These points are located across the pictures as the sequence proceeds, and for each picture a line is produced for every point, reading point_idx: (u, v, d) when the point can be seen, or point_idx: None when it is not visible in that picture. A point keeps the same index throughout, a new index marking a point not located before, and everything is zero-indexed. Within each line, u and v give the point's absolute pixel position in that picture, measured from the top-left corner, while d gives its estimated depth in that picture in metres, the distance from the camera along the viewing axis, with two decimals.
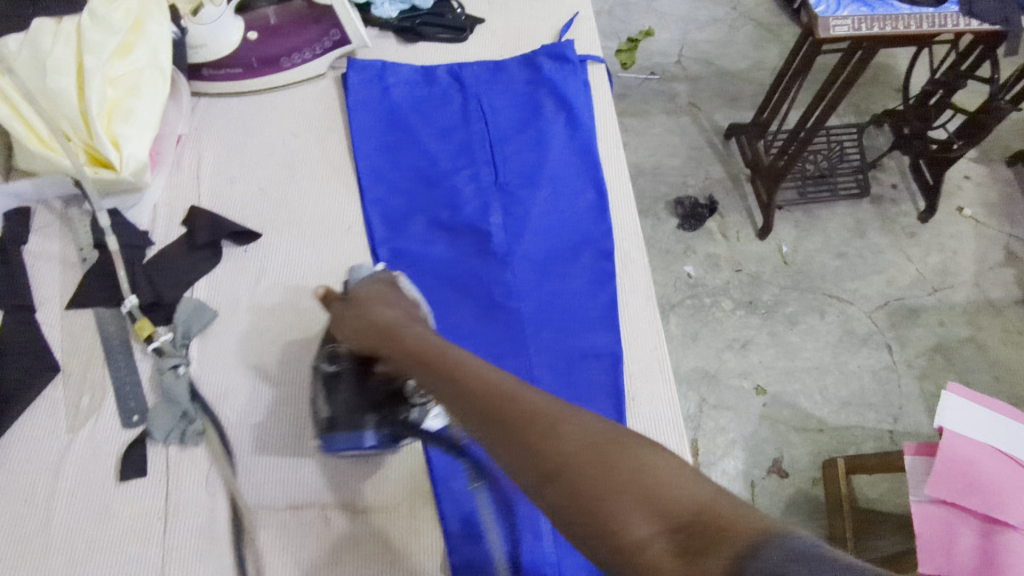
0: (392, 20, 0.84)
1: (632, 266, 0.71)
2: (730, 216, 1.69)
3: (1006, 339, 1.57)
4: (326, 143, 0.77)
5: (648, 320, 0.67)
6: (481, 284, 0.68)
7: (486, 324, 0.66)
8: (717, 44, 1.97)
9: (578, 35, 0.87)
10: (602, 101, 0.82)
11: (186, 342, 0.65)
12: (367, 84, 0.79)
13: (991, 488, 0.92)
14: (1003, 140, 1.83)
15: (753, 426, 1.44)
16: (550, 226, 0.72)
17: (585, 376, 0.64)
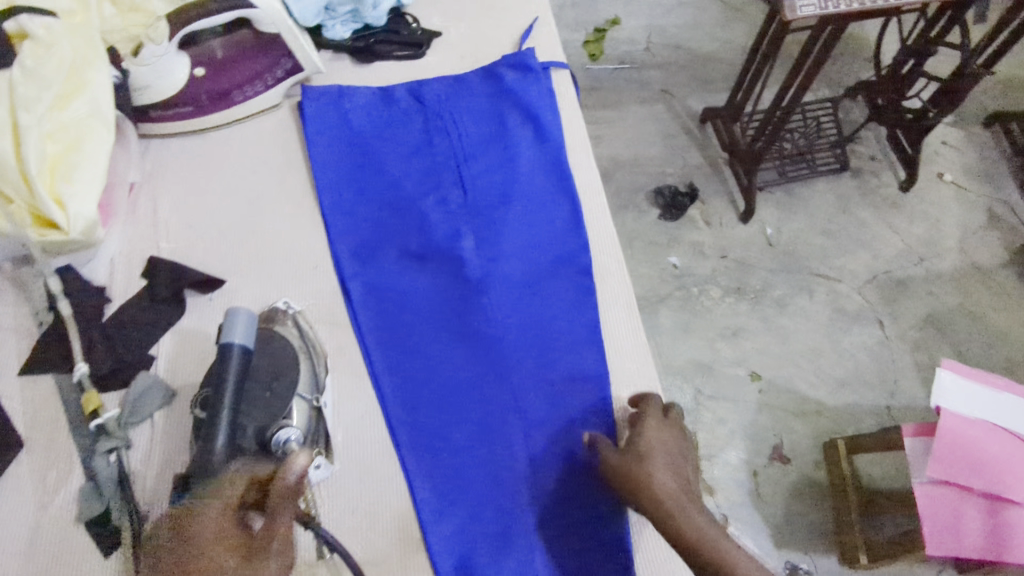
0: (346, 41, 0.81)
1: (612, 279, 0.68)
2: (712, 202, 1.67)
3: (996, 303, 1.57)
4: (286, 176, 0.74)
5: (634, 336, 0.66)
6: (460, 315, 0.67)
7: (466, 357, 0.65)
8: (686, 27, 1.94)
9: (538, 40, 0.84)
10: (569, 106, 0.79)
11: (132, 422, 0.61)
12: (323, 110, 0.76)
13: (997, 466, 0.91)
14: (978, 102, 1.82)
15: (751, 414, 1.42)
16: (525, 245, 0.70)
17: (574, 401, 0.63)
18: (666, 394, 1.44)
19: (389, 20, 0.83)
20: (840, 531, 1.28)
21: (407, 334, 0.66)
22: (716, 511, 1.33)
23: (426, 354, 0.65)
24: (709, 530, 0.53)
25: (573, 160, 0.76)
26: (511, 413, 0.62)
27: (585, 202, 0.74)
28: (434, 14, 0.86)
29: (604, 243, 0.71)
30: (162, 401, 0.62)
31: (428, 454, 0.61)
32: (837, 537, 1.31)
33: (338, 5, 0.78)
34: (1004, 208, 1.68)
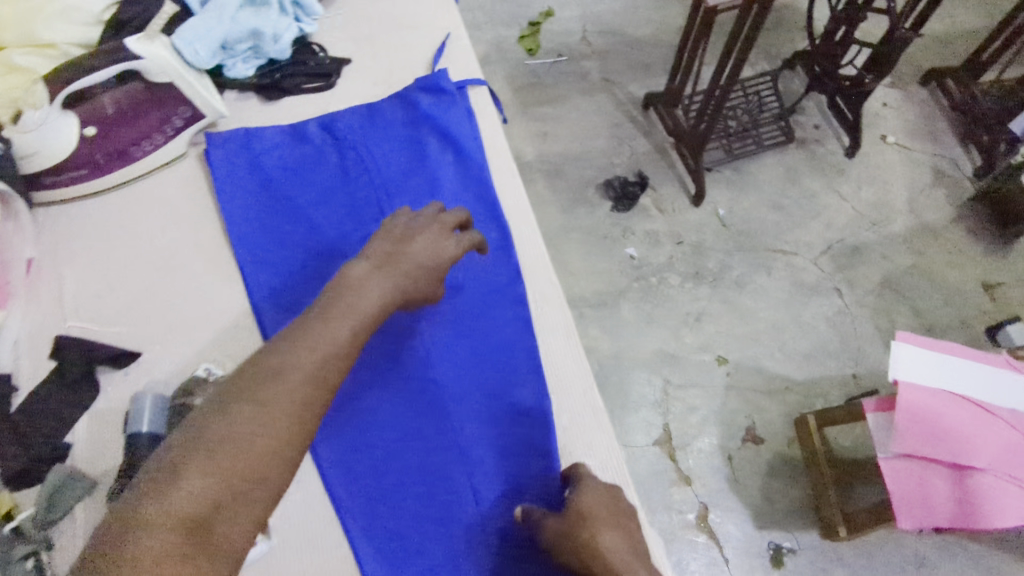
0: (250, 79, 0.80)
1: (549, 313, 0.74)
2: (662, 188, 1.66)
3: (949, 260, 1.58)
4: (199, 231, 0.73)
5: (574, 365, 0.72)
6: (399, 362, 0.70)
7: (410, 404, 0.69)
8: (620, 13, 1.92)
9: (452, 57, 0.85)
10: (490, 128, 0.82)
11: (51, 521, 0.58)
12: (232, 157, 0.75)
13: (958, 434, 0.92)
14: (913, 60, 1.83)
15: (721, 398, 1.43)
16: (457, 286, 0.75)
17: (519, 434, 0.68)
18: (635, 387, 1.43)
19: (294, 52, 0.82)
20: (818, 505, 1.29)
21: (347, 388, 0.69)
22: (695, 500, 1.33)
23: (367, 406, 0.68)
24: None
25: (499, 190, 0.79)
26: (456, 456, 0.67)
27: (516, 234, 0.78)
28: (342, 41, 0.86)
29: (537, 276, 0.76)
30: (83, 493, 0.59)
31: (377, 504, 0.64)
32: (815, 512, 1.31)
33: (235, 43, 0.77)
34: (947, 164, 1.70)
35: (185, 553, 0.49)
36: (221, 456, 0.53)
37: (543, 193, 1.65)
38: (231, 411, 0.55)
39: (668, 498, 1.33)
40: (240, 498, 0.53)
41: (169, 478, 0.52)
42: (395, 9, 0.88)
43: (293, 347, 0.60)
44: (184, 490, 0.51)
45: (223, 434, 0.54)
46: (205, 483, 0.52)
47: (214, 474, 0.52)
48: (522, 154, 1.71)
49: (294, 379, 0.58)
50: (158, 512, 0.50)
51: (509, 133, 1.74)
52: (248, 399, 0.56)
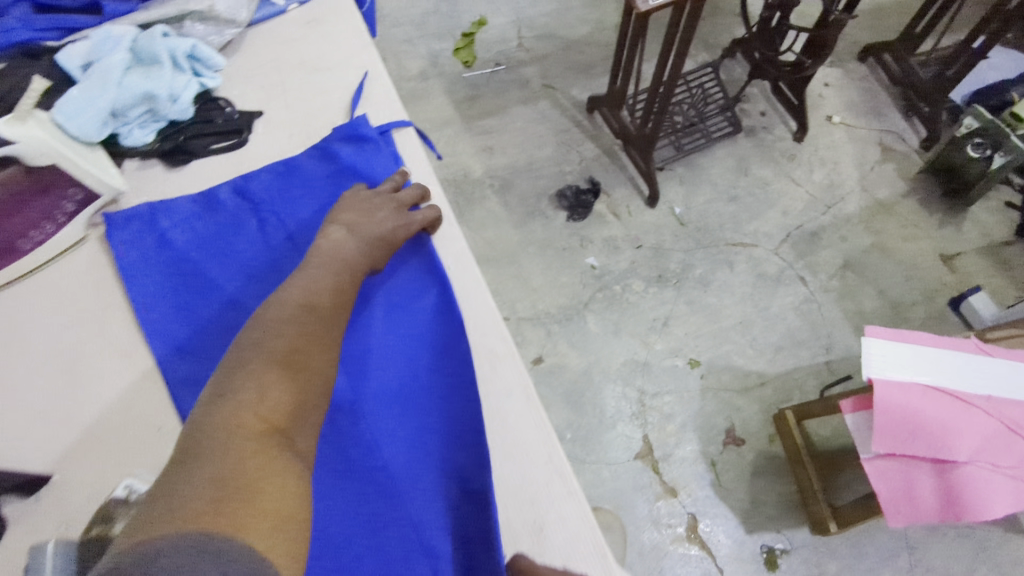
0: (150, 145, 0.79)
1: (506, 366, 0.68)
2: (615, 192, 1.63)
3: (905, 235, 1.57)
4: (108, 325, 0.68)
5: (536, 427, 0.65)
6: (338, 450, 0.62)
7: (354, 498, 0.60)
8: (554, 15, 1.88)
9: (369, 100, 0.86)
10: (420, 166, 0.81)
11: None
12: (139, 236, 0.72)
13: (938, 429, 0.89)
14: (849, 37, 1.84)
15: (698, 402, 1.39)
16: (396, 349, 0.68)
17: (480, 517, 0.59)
18: (609, 401, 1.39)
19: (200, 110, 0.83)
20: (804, 500, 1.26)
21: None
22: (683, 511, 1.29)
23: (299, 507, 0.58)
24: None
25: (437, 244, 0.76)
26: (415, 552, 0.58)
27: (459, 288, 0.73)
28: (252, 91, 0.88)
29: (486, 331, 0.70)
30: None
31: None
32: (803, 510, 1.28)
33: (127, 110, 0.76)
34: (894, 138, 1.70)
35: (277, 452, 0.51)
36: (287, 367, 0.56)
37: (495, 209, 1.60)
38: (280, 330, 0.58)
39: (655, 513, 1.29)
40: (306, 410, 0.55)
41: (241, 387, 0.53)
42: (304, 53, 0.91)
43: (314, 278, 0.64)
44: (260, 399, 0.53)
45: (280, 350, 0.57)
46: (279, 391, 0.54)
47: (283, 384, 0.55)
48: (469, 170, 1.66)
49: (325, 304, 0.62)
50: (241, 417, 0.51)
51: (454, 150, 1.68)
52: (292, 322, 0.59)
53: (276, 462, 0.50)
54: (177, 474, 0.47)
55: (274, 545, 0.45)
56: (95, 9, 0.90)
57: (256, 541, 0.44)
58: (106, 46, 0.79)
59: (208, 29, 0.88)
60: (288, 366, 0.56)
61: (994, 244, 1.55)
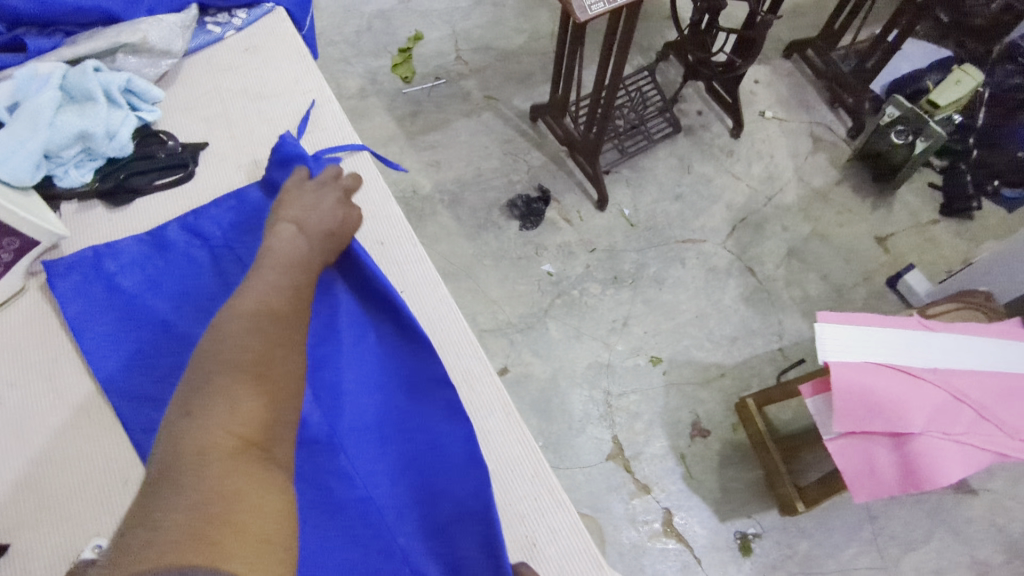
0: (88, 185, 0.77)
1: (482, 384, 0.73)
2: (565, 198, 1.65)
3: (841, 220, 1.65)
4: (58, 379, 0.67)
5: (516, 442, 0.70)
6: (326, 483, 0.65)
7: (344, 529, 0.64)
8: (489, 26, 1.89)
9: (321, 124, 0.87)
10: (376, 189, 0.83)
11: None
12: (86, 283, 0.71)
13: (892, 403, 0.93)
14: (773, 35, 1.92)
15: (662, 398, 1.42)
16: (373, 379, 0.71)
17: (466, 533, 0.64)
18: (576, 405, 1.40)
19: (141, 144, 0.81)
20: (771, 484, 1.29)
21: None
22: (657, 507, 1.31)
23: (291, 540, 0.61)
24: None
25: (406, 274, 0.79)
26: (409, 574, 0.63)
27: (431, 310, 0.77)
28: (193, 122, 0.87)
29: (458, 352, 0.74)
30: None
31: None
32: (771, 492, 1.32)
33: (61, 150, 0.75)
34: (822, 129, 1.78)
35: (257, 470, 0.49)
36: (256, 378, 0.54)
37: (447, 224, 1.60)
38: (243, 338, 0.55)
39: (631, 511, 1.30)
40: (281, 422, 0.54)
41: (214, 403, 0.51)
42: (249, 81, 0.90)
43: (270, 284, 0.61)
44: (233, 417, 0.50)
45: (244, 362, 0.54)
46: (252, 405, 0.52)
47: (255, 396, 0.53)
48: (418, 186, 1.64)
49: (284, 311, 0.60)
50: (213, 439, 0.49)
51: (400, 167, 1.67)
52: (255, 330, 0.56)
53: (256, 483, 0.48)
54: (153, 506, 0.44)
55: (262, 570, 0.42)
56: (18, 45, 0.88)
57: (241, 566, 0.41)
58: (31, 86, 0.76)
59: (142, 62, 0.86)
60: (259, 376, 0.54)
61: (922, 223, 1.64)
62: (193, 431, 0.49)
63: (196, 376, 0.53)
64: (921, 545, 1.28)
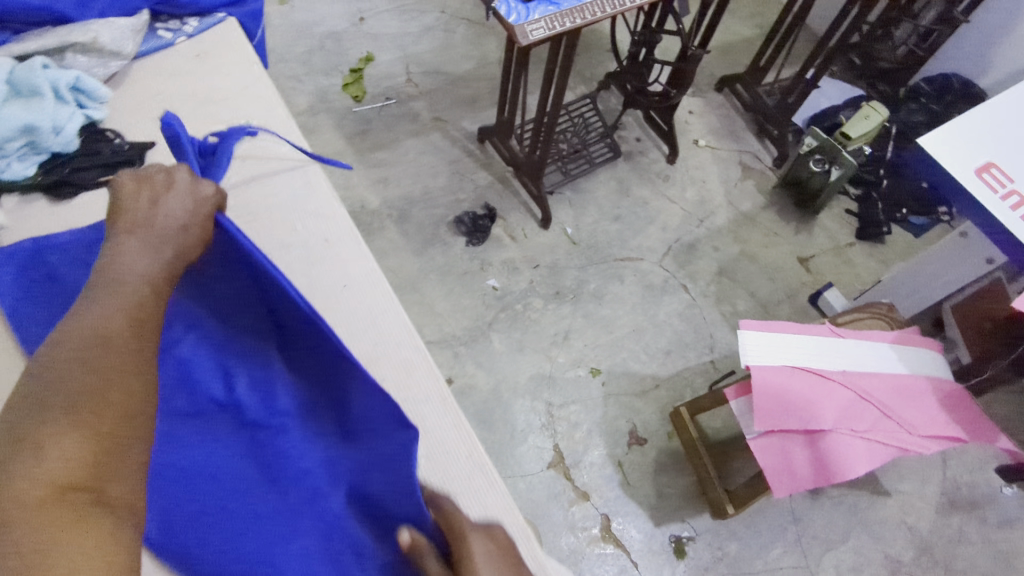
0: (33, 178, 0.80)
1: (419, 372, 0.77)
2: (510, 217, 1.70)
3: (768, 242, 1.76)
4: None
5: (455, 427, 0.74)
6: (263, 463, 0.70)
7: (279, 505, 0.67)
8: (439, 52, 1.96)
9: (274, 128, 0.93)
10: (325, 197, 0.90)
11: None
12: (22, 273, 0.72)
13: (803, 403, 1.01)
14: (707, 70, 2.06)
15: (601, 408, 1.47)
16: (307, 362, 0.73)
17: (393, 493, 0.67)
18: (519, 416, 1.44)
19: (86, 142, 0.84)
20: (703, 489, 1.35)
21: (197, 504, 0.65)
22: (596, 513, 1.35)
23: (230, 516, 0.65)
24: None
25: (352, 269, 0.83)
26: (344, 543, 0.67)
27: (375, 304, 0.81)
28: (143, 121, 0.90)
29: (398, 343, 0.79)
30: None
31: None
32: (702, 497, 1.38)
33: (5, 143, 0.77)
34: (751, 158, 1.91)
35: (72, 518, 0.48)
36: (73, 416, 0.52)
37: (394, 239, 1.63)
38: (61, 374, 0.54)
39: (571, 518, 1.34)
40: (112, 453, 0.52)
41: (22, 454, 0.49)
42: (200, 84, 0.95)
43: (103, 303, 0.58)
44: (39, 463, 0.49)
45: (64, 403, 0.52)
46: (64, 448, 0.50)
47: (69, 435, 0.51)
48: (366, 202, 1.67)
49: (120, 333, 0.57)
50: (20, 491, 0.47)
51: (348, 183, 1.69)
52: (77, 361, 0.54)
53: (72, 533, 0.47)
54: None
55: None
56: None
57: None
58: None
59: (92, 61, 0.90)
60: (72, 412, 0.52)
61: (840, 245, 1.77)
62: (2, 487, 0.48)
63: (10, 425, 0.51)
64: (840, 544, 1.36)
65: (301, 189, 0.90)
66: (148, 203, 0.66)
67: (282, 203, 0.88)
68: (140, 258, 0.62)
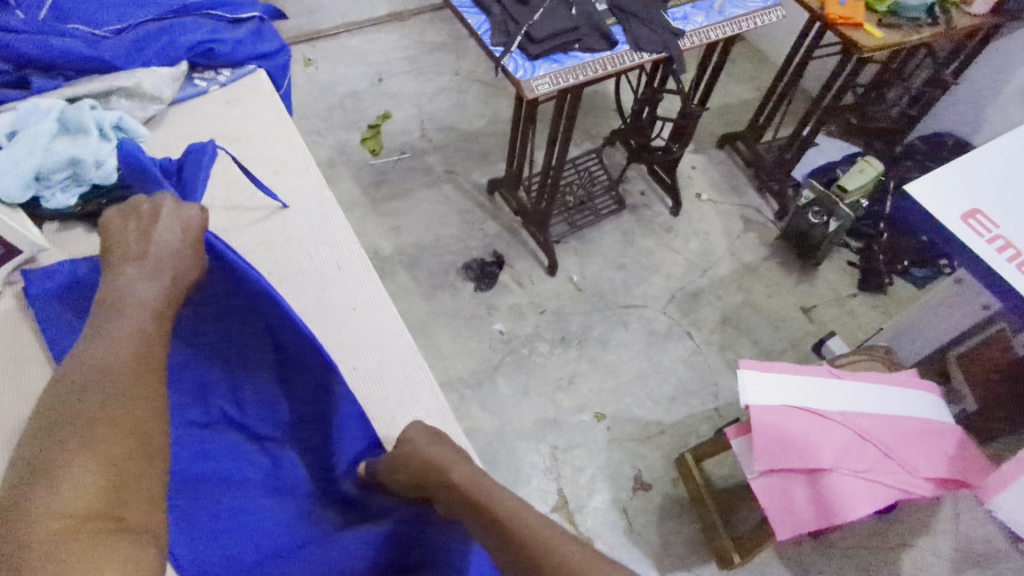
0: (72, 206, 0.90)
1: (419, 386, 0.86)
2: (517, 264, 1.76)
3: (771, 292, 1.79)
4: (25, 379, 0.78)
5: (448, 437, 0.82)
6: (266, 470, 0.81)
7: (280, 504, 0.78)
8: (452, 110, 2.07)
9: (294, 166, 1.06)
10: (338, 227, 0.99)
11: None
12: (54, 292, 0.81)
13: (803, 441, 1.03)
14: (708, 129, 2.15)
15: (605, 452, 1.47)
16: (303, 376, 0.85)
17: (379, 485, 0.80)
18: (523, 459, 1.44)
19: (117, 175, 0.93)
20: (708, 537, 1.33)
21: (210, 501, 0.75)
22: None
23: (238, 511, 0.75)
24: (447, 456, 0.69)
25: (360, 295, 0.92)
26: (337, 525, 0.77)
27: (378, 328, 0.90)
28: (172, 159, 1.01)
29: (401, 362, 0.88)
30: None
31: None
32: (708, 546, 1.36)
33: (51, 173, 0.87)
34: (752, 212, 1.96)
35: (92, 542, 0.49)
36: (86, 446, 0.54)
37: (405, 284, 1.68)
38: (71, 409, 0.56)
39: None
40: (127, 476, 0.54)
41: (41, 484, 0.51)
42: (226, 127, 1.08)
43: (113, 338, 0.62)
44: (56, 491, 0.50)
45: (76, 436, 0.54)
46: (79, 476, 0.52)
47: (84, 462, 0.53)
48: (379, 248, 1.74)
49: (125, 363, 0.60)
50: (39, 521, 0.49)
51: (363, 231, 1.76)
52: (87, 394, 0.57)
53: (91, 556, 0.48)
54: None
55: None
56: (23, 83, 1.00)
57: None
58: (33, 118, 0.89)
59: (133, 105, 1.01)
60: (84, 441, 0.54)
61: (842, 296, 1.80)
62: (19, 526, 0.49)
63: (28, 466, 0.53)
64: None
65: (318, 219, 0.99)
66: (137, 229, 0.73)
67: (302, 233, 0.97)
68: (143, 282, 0.68)
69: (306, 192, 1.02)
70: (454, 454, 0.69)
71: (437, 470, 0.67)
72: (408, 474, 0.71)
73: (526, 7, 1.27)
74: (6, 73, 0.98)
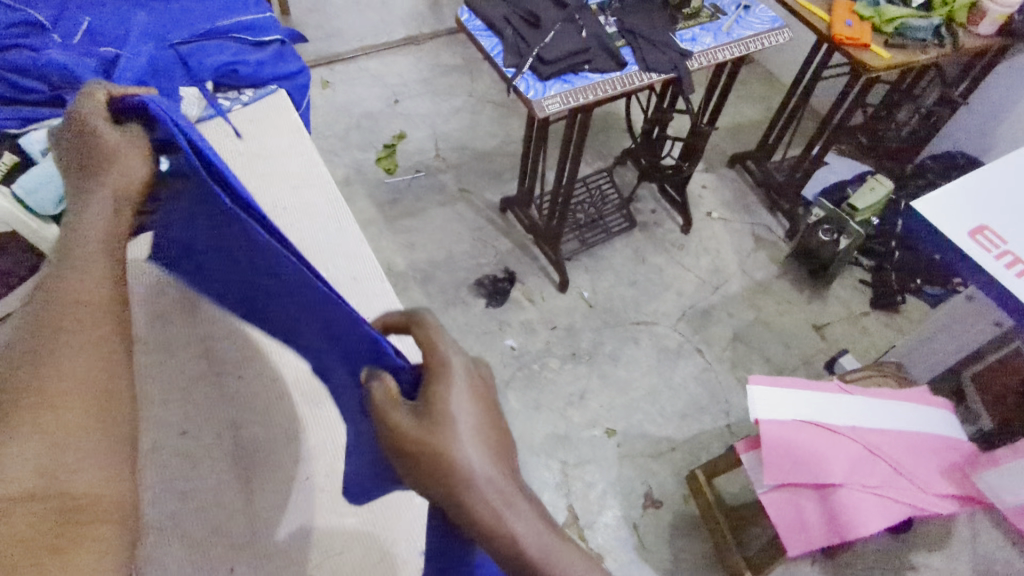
0: None
1: None
2: (528, 280, 1.78)
3: (782, 309, 1.79)
4: None
5: None
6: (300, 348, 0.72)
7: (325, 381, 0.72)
8: (466, 130, 2.11)
9: (312, 181, 1.09)
10: (355, 241, 1.02)
11: None
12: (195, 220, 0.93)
13: (813, 457, 1.03)
14: (719, 148, 2.17)
15: (616, 468, 1.47)
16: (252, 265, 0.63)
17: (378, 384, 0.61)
18: (534, 474, 1.44)
19: None
20: (721, 554, 1.32)
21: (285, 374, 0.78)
22: None
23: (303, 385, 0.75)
24: (487, 484, 0.52)
25: (372, 306, 0.94)
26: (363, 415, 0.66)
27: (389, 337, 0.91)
28: None
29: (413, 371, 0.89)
30: None
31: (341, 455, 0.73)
32: (720, 564, 1.35)
33: None
34: (763, 230, 1.98)
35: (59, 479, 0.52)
36: (42, 392, 0.55)
37: (417, 299, 1.70)
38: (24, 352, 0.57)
39: None
40: (87, 410, 0.56)
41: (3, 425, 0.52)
42: (248, 145, 1.12)
43: (81, 270, 0.62)
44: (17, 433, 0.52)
45: (36, 381, 0.55)
46: (38, 420, 0.53)
47: (42, 406, 0.54)
48: (393, 264, 1.76)
49: (94, 300, 0.61)
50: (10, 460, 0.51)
51: (378, 247, 1.80)
52: (46, 340, 0.57)
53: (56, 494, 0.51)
54: None
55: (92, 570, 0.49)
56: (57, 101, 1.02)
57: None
58: None
59: None
60: (37, 388, 0.55)
61: (854, 314, 1.80)
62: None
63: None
64: None
65: (335, 232, 1.02)
66: (72, 139, 0.66)
67: (319, 247, 1.00)
68: (93, 206, 0.64)
69: (325, 207, 1.06)
70: (509, 487, 0.53)
71: (489, 498, 0.51)
72: (435, 478, 0.52)
73: (538, 30, 1.31)
74: (42, 91, 1.01)
